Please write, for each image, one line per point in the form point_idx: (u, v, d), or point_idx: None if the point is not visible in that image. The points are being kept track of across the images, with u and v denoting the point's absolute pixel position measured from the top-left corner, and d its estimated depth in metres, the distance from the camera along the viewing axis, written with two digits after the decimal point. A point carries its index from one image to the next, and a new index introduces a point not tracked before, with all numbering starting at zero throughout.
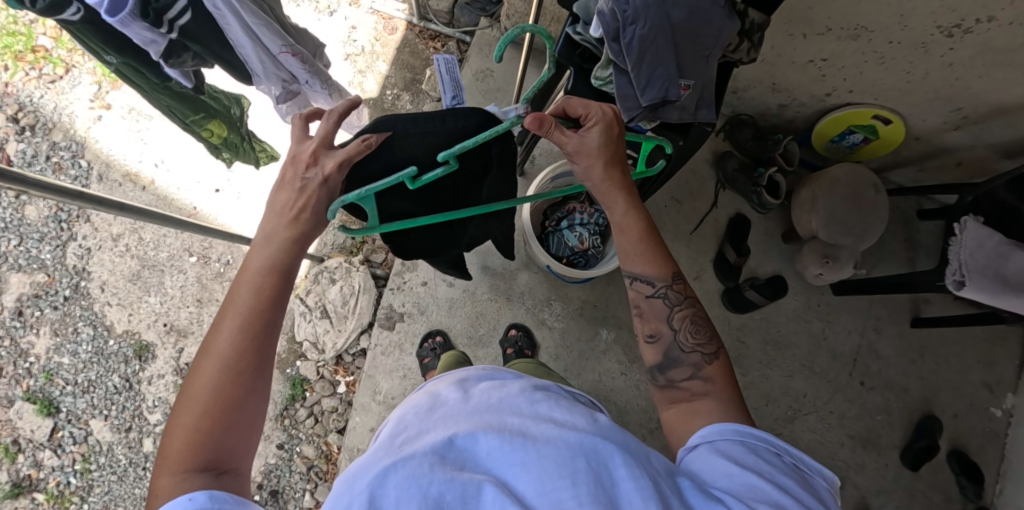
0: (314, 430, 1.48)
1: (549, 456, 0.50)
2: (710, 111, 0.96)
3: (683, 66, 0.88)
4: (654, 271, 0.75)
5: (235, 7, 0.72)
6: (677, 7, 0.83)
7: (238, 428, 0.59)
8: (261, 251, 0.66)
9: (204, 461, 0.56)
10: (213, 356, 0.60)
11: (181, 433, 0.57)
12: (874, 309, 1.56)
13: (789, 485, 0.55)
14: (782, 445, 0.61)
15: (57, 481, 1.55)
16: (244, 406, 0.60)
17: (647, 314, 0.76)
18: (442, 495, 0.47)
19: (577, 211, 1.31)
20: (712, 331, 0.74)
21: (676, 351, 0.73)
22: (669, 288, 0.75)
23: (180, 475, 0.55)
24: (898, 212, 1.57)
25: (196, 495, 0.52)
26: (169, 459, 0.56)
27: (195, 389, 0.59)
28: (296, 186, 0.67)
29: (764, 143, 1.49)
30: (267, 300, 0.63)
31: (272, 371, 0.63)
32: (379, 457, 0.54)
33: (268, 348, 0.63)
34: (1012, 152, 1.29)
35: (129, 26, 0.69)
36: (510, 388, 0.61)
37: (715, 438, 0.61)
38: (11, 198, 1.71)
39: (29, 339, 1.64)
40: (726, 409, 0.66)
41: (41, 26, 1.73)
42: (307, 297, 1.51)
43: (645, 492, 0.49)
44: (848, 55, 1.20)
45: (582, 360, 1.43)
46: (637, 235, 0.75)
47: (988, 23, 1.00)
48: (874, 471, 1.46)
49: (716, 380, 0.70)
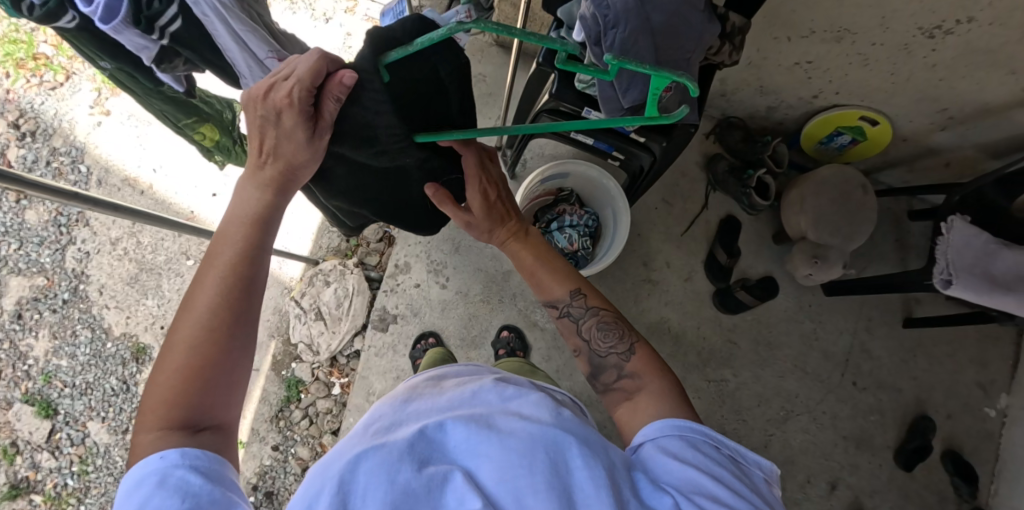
0: (309, 431, 1.49)
1: (511, 447, 0.52)
2: (693, 113, 0.97)
3: (664, 69, 0.90)
4: (555, 293, 0.83)
5: (222, 13, 0.74)
6: (657, 12, 0.85)
7: (219, 384, 0.61)
8: (240, 206, 0.68)
9: (182, 418, 0.58)
10: (193, 313, 0.61)
11: (158, 391, 0.58)
12: (866, 310, 1.56)
13: (726, 477, 0.57)
14: (720, 438, 0.62)
15: (55, 482, 1.57)
16: (226, 364, 0.61)
17: (564, 332, 0.83)
18: (407, 481, 0.48)
19: (566, 214, 1.33)
20: (623, 329, 0.79)
21: (595, 357, 0.78)
22: (571, 305, 0.82)
23: (159, 432, 0.56)
24: (888, 213, 1.58)
25: (168, 453, 0.54)
26: (147, 416, 0.57)
27: (172, 346, 0.60)
28: (261, 124, 0.64)
29: (752, 145, 1.52)
30: (247, 256, 0.65)
31: (253, 328, 0.64)
32: (351, 446, 0.55)
33: (248, 305, 0.64)
34: (999, 152, 1.30)
35: (122, 33, 0.71)
36: (483, 382, 0.63)
37: (657, 435, 0.62)
38: (12, 203, 1.74)
39: (28, 341, 1.66)
40: (661, 401, 0.68)
41: (41, 34, 1.76)
42: (302, 298, 1.53)
43: (599, 480, 0.51)
44: (833, 57, 1.22)
45: (574, 362, 1.44)
46: (533, 268, 0.85)
47: (969, 24, 1.02)
48: (868, 472, 1.46)
49: (641, 371, 0.73)
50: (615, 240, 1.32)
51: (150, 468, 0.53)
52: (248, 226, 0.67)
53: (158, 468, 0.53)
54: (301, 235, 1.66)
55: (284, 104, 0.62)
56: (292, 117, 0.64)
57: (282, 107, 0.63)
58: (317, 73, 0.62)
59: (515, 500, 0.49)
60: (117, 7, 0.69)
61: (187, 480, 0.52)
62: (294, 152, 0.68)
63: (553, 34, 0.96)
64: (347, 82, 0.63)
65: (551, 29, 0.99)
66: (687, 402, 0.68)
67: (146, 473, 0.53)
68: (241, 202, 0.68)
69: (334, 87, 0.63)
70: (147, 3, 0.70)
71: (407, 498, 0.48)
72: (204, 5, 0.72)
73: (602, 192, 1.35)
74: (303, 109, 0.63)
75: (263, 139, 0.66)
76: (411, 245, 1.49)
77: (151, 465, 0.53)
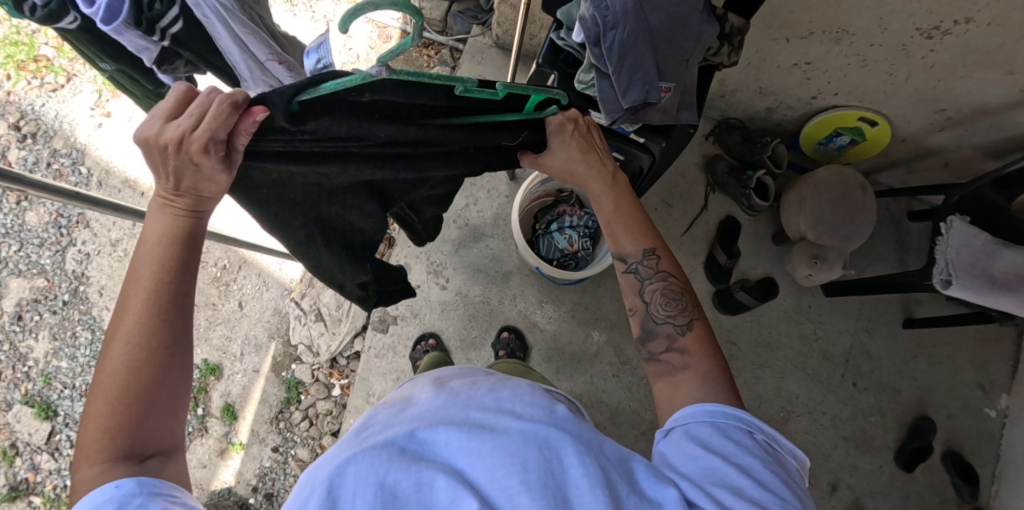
0: (308, 433, 1.49)
1: (503, 446, 0.52)
2: (692, 113, 0.98)
3: (663, 70, 0.90)
4: (628, 246, 0.76)
5: (224, 15, 0.74)
6: (656, 13, 0.86)
7: (160, 409, 0.58)
8: (155, 222, 0.62)
9: (125, 447, 0.55)
10: (122, 338, 0.58)
11: (94, 422, 0.55)
12: (866, 310, 1.56)
13: (753, 467, 0.56)
14: (754, 422, 0.61)
15: (54, 484, 1.57)
16: (163, 390, 0.58)
17: (624, 289, 0.77)
18: (397, 482, 0.49)
19: (566, 214, 1.33)
20: (688, 302, 0.74)
21: (650, 322, 0.74)
22: (641, 263, 0.75)
23: (102, 465, 0.53)
24: (887, 213, 1.59)
25: (123, 482, 0.52)
26: (87, 450, 0.54)
27: (103, 374, 0.57)
28: (173, 169, 0.58)
29: (752, 146, 1.50)
30: (174, 272, 0.61)
31: (190, 345, 0.61)
32: (343, 448, 0.56)
33: (180, 323, 0.61)
34: (998, 152, 1.31)
35: (123, 33, 0.70)
36: (478, 387, 0.62)
37: (687, 421, 0.61)
38: (13, 204, 1.74)
39: (28, 343, 1.66)
40: (704, 386, 0.65)
41: (42, 36, 1.77)
42: (302, 300, 1.57)
43: (593, 477, 0.51)
44: (831, 58, 1.22)
45: (574, 363, 1.43)
46: (610, 217, 0.77)
47: (966, 24, 1.02)
48: (869, 473, 1.46)
49: (691, 350, 0.69)
50: None
51: (104, 498, 0.51)
52: (166, 243, 0.62)
53: (113, 498, 0.51)
54: None
55: (201, 155, 0.57)
56: (209, 160, 0.59)
57: (198, 157, 0.57)
58: (225, 121, 0.56)
59: (508, 499, 0.49)
60: (118, 8, 0.68)
61: (147, 506, 0.51)
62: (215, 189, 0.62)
63: (553, 36, 0.96)
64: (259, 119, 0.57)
65: (550, 31, 0.99)
66: (732, 388, 0.66)
67: (98, 505, 0.50)
68: (154, 219, 0.62)
69: (244, 123, 0.57)
70: (149, 5, 0.70)
71: (396, 498, 0.48)
72: (205, 7, 0.72)
73: None
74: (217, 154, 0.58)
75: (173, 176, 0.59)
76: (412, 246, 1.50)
77: (105, 495, 0.51)
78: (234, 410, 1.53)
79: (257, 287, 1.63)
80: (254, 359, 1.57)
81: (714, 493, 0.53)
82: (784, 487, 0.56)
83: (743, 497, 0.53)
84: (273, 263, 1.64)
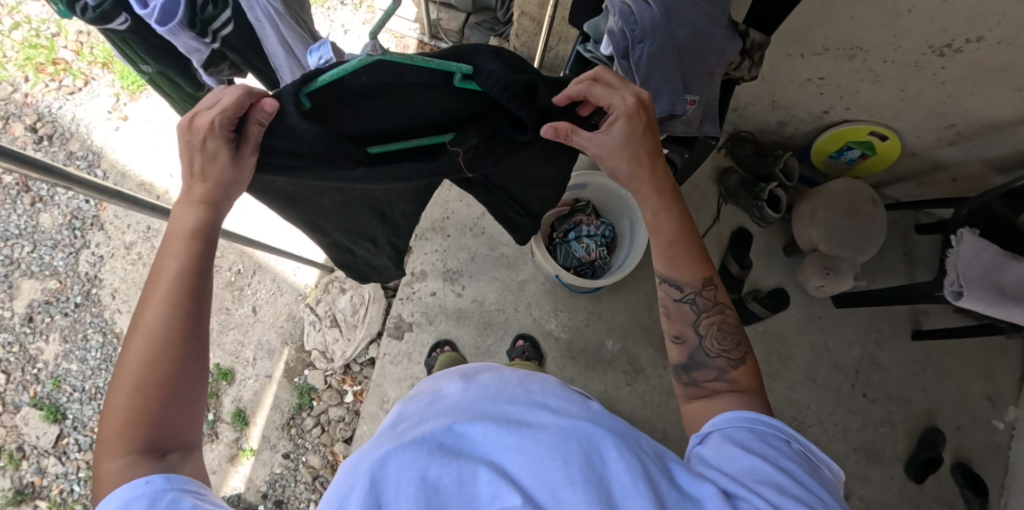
0: (320, 439, 1.49)
1: (543, 440, 0.53)
2: (714, 126, 1.00)
3: (689, 83, 0.93)
4: (685, 277, 0.74)
5: (274, 18, 0.76)
6: (683, 27, 0.88)
7: (179, 403, 0.58)
8: (182, 213, 0.64)
9: (149, 441, 0.55)
10: (144, 329, 0.58)
11: (114, 414, 0.55)
12: (875, 322, 1.58)
13: (792, 468, 0.57)
14: (791, 433, 0.63)
15: (60, 488, 1.56)
16: (184, 382, 0.58)
17: (675, 315, 0.76)
18: (439, 477, 0.50)
19: (584, 223, 1.35)
20: (740, 337, 0.74)
21: (701, 355, 0.74)
22: (699, 295, 0.74)
23: (124, 459, 0.53)
24: (895, 227, 1.61)
25: (154, 478, 0.52)
26: (109, 444, 0.54)
27: (124, 366, 0.57)
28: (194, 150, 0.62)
29: (764, 159, 1.53)
30: (193, 267, 0.62)
31: (208, 340, 0.62)
32: (379, 444, 0.57)
33: (200, 317, 0.61)
34: (1005, 167, 1.34)
35: (177, 35, 0.72)
36: (509, 382, 0.64)
37: (725, 426, 0.63)
38: (27, 206, 1.75)
39: (37, 345, 1.65)
40: (746, 405, 0.66)
41: (62, 39, 1.79)
42: (318, 305, 1.55)
43: (634, 471, 0.52)
44: (844, 73, 1.25)
45: (588, 371, 1.44)
46: (671, 236, 0.74)
47: (977, 42, 1.05)
48: (879, 484, 1.46)
49: (739, 384, 0.70)
50: (631, 253, 1.33)
51: (135, 493, 0.50)
52: (191, 236, 0.63)
53: (144, 493, 0.50)
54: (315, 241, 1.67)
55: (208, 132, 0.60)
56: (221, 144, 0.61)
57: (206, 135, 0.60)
58: (238, 105, 0.60)
59: (551, 494, 0.49)
60: (173, 10, 0.70)
61: (178, 502, 0.50)
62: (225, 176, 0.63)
63: (580, 48, 0.98)
64: (270, 109, 0.60)
65: (577, 44, 1.02)
66: (766, 407, 0.68)
67: (130, 499, 0.50)
68: (180, 213, 0.64)
69: (259, 113, 0.61)
70: (202, 9, 0.72)
71: (438, 493, 0.49)
72: (258, 10, 0.75)
73: (619, 202, 1.37)
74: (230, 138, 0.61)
75: (195, 160, 0.62)
76: (428, 253, 1.51)
77: (136, 490, 0.51)
78: (245, 415, 1.53)
79: (271, 292, 1.63)
80: (267, 364, 1.57)
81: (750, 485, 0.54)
82: (823, 492, 0.56)
83: (786, 492, 0.53)
84: (288, 268, 1.65)
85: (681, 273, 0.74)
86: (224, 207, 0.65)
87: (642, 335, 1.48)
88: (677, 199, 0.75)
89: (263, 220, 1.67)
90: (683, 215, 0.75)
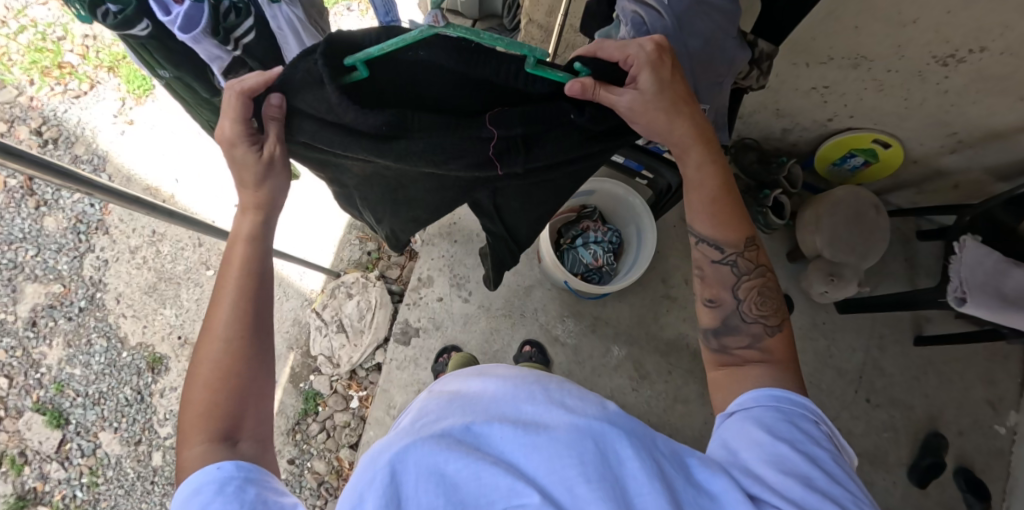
0: (325, 445, 1.48)
1: (559, 439, 0.53)
2: (723, 134, 1.02)
3: (700, 92, 0.93)
4: (724, 236, 0.75)
5: (296, 27, 0.77)
6: (694, 37, 0.89)
7: (247, 398, 0.63)
8: (240, 222, 0.70)
9: (222, 431, 0.60)
10: (214, 328, 0.64)
11: (193, 407, 0.60)
12: (878, 328, 1.60)
13: (817, 453, 0.58)
14: (817, 413, 0.65)
15: (63, 494, 1.55)
16: (250, 378, 0.63)
17: (711, 278, 0.77)
18: (457, 472, 0.50)
19: (591, 229, 1.36)
20: (779, 303, 0.76)
21: (737, 319, 0.75)
22: (740, 256, 0.76)
23: (202, 448, 0.58)
24: (897, 233, 1.63)
25: (224, 464, 0.56)
26: (188, 436, 0.59)
27: (200, 364, 0.63)
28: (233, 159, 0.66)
29: (768, 166, 1.55)
30: (252, 273, 0.67)
31: (270, 341, 0.67)
32: (398, 438, 0.57)
33: (263, 320, 0.67)
34: (1007, 175, 1.35)
35: (200, 42, 0.73)
36: (525, 380, 0.64)
37: (751, 405, 0.65)
38: (32, 209, 1.75)
39: (41, 349, 1.65)
40: (775, 376, 0.68)
41: (68, 43, 1.79)
42: (324, 311, 1.55)
43: (650, 471, 0.52)
44: (848, 82, 1.27)
45: (594, 376, 1.45)
46: (713, 191, 0.74)
47: (980, 53, 1.06)
48: (883, 489, 1.47)
49: (775, 353, 0.72)
50: (638, 258, 1.34)
51: (209, 477, 0.55)
52: (249, 241, 0.69)
53: (216, 478, 0.55)
54: (322, 246, 1.67)
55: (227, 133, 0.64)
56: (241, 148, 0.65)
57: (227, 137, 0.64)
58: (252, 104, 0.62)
59: (567, 490, 0.50)
60: (196, 17, 0.71)
61: (244, 490, 0.54)
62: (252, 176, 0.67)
63: None
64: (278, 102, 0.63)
65: None
66: (795, 377, 0.70)
67: (202, 484, 0.54)
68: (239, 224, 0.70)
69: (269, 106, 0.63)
70: (225, 16, 0.73)
71: (457, 489, 0.50)
72: (281, 19, 0.75)
73: (626, 210, 1.37)
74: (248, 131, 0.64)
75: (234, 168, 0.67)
76: (435, 258, 1.52)
77: (209, 475, 0.55)
78: None
79: (277, 297, 1.63)
80: None
81: (774, 478, 0.55)
82: (846, 478, 0.57)
83: (810, 482, 0.55)
84: (295, 273, 1.65)
85: (724, 235, 0.75)
86: (272, 214, 0.71)
87: (648, 340, 1.48)
88: (719, 152, 0.73)
89: None
90: (725, 169, 0.74)
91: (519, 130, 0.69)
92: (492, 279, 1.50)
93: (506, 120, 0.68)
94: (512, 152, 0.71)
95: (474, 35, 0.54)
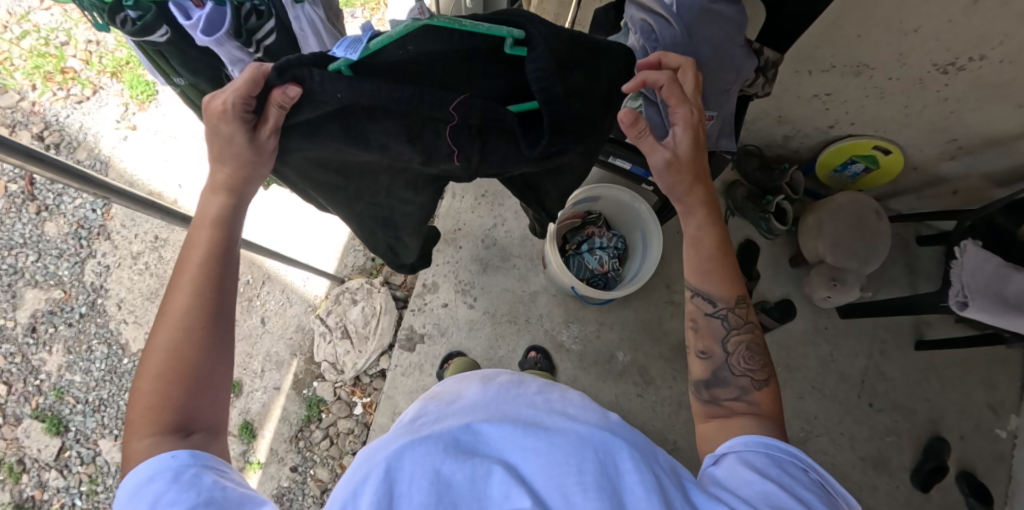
0: (329, 452, 1.48)
1: (560, 445, 0.53)
2: (730, 141, 1.02)
3: (707, 99, 0.95)
4: (719, 292, 0.76)
5: (317, 29, 0.80)
6: (703, 45, 0.90)
7: (200, 387, 0.61)
8: (206, 203, 0.67)
9: (174, 421, 0.58)
10: (170, 314, 0.62)
11: (143, 395, 0.58)
12: (879, 332, 1.61)
13: (808, 499, 0.56)
14: (809, 462, 0.62)
15: (61, 502, 1.53)
16: (206, 365, 0.61)
17: (703, 329, 0.77)
18: (452, 474, 0.50)
19: (596, 236, 1.36)
20: (765, 359, 0.75)
21: (726, 372, 0.74)
22: (730, 311, 0.76)
23: (152, 437, 0.56)
24: (898, 238, 1.65)
25: (179, 453, 0.55)
26: (136, 424, 0.57)
27: (151, 351, 0.60)
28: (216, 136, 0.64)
29: (770, 173, 1.57)
30: (214, 258, 0.65)
31: (230, 330, 0.65)
32: (396, 437, 0.57)
33: (223, 309, 0.64)
34: (1006, 180, 1.37)
35: (223, 45, 0.74)
36: (528, 387, 0.65)
37: (741, 448, 0.62)
38: (33, 215, 1.74)
39: (40, 356, 1.64)
40: (763, 427, 0.66)
41: (71, 48, 1.79)
42: (329, 316, 1.54)
43: (648, 484, 0.51)
44: (850, 90, 1.29)
45: (600, 382, 1.45)
46: (712, 252, 0.76)
47: (981, 61, 1.08)
48: (886, 494, 1.48)
49: (763, 406, 0.71)
50: (644, 265, 1.34)
51: (162, 465, 0.53)
52: (216, 225, 0.67)
53: (170, 466, 0.54)
54: (326, 251, 1.67)
55: (220, 112, 0.61)
56: (230, 124, 0.62)
57: (218, 115, 0.61)
58: (253, 84, 0.60)
59: (563, 498, 0.49)
60: (220, 20, 0.73)
61: (200, 477, 0.53)
62: (239, 155, 0.65)
63: None
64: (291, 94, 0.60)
65: None
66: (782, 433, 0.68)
67: (156, 471, 0.53)
68: (205, 205, 0.68)
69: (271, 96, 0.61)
70: (246, 19, 0.75)
71: (450, 489, 0.49)
72: (302, 20, 0.78)
73: (630, 215, 1.38)
74: (237, 115, 0.62)
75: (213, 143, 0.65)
76: (440, 265, 1.52)
77: (162, 463, 0.54)
78: (253, 427, 1.52)
79: (280, 303, 1.63)
80: (275, 376, 1.56)
81: None
82: None
83: None
84: (298, 279, 1.64)
85: (718, 289, 0.76)
86: (245, 196, 0.69)
87: (653, 346, 1.49)
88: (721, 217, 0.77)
89: (276, 227, 1.68)
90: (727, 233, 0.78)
91: (475, 121, 0.69)
92: (496, 284, 1.51)
93: (464, 107, 0.67)
94: (470, 137, 0.71)
95: (455, 25, 0.59)
